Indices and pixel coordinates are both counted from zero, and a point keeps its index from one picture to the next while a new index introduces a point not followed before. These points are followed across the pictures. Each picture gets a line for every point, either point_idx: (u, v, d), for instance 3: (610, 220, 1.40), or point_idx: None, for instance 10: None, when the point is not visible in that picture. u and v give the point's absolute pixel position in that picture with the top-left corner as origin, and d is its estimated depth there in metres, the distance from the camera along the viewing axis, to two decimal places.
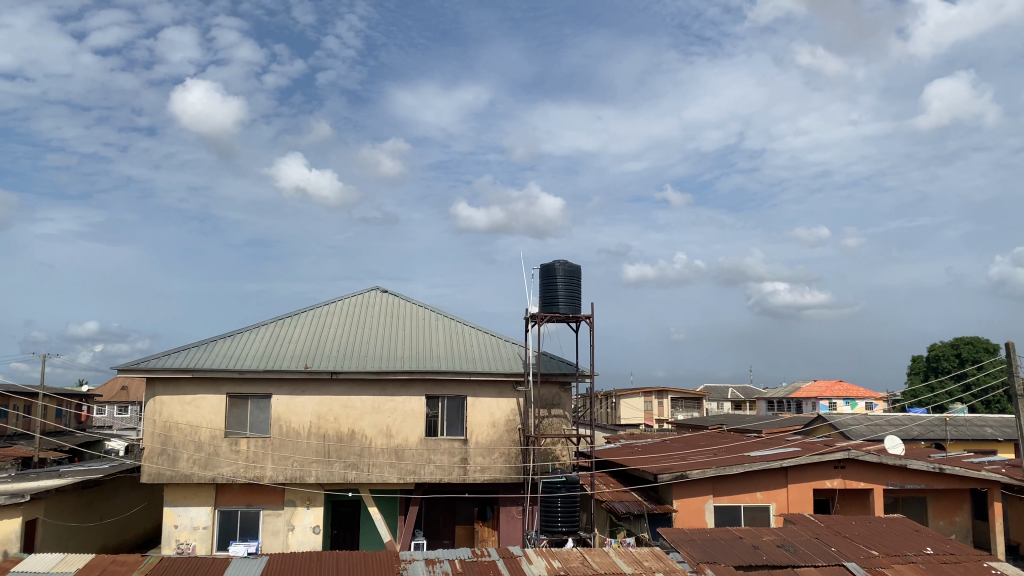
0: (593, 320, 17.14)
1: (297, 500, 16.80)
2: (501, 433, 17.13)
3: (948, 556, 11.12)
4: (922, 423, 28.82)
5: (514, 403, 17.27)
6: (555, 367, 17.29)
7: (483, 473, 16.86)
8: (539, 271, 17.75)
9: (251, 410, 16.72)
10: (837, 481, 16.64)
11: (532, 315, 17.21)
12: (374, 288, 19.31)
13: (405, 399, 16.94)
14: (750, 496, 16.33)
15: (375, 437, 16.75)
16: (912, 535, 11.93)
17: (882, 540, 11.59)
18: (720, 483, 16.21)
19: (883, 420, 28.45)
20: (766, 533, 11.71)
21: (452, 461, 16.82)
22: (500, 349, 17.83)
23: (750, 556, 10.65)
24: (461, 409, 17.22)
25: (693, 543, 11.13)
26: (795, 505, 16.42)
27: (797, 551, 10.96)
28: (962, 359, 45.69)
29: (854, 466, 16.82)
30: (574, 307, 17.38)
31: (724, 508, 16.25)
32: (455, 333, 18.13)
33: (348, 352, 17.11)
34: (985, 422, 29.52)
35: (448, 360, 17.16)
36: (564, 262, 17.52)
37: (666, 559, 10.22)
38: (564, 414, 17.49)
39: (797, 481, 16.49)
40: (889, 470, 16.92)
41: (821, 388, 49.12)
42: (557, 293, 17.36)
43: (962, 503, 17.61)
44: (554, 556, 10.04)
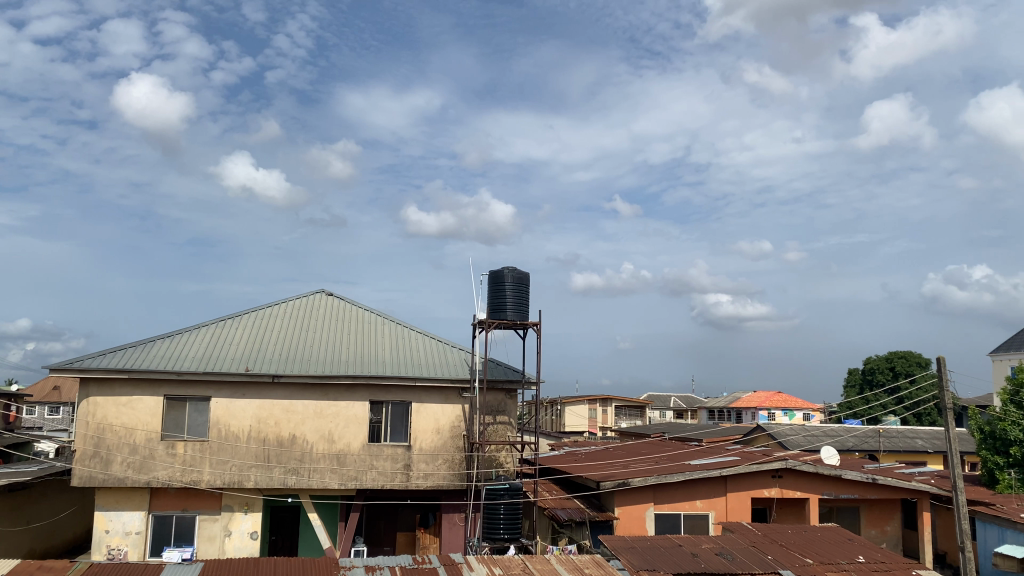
0: (539, 327, 17.23)
1: (234, 505, 16.46)
2: (445, 440, 17.06)
3: (878, 564, 11.40)
4: (857, 434, 29.61)
5: (459, 409, 17.23)
6: (500, 374, 17.31)
7: (425, 480, 16.77)
8: (487, 278, 17.76)
9: (189, 413, 16.35)
10: (775, 490, 16.96)
11: (479, 322, 17.21)
12: (319, 290, 19.08)
13: (348, 404, 16.76)
14: (690, 505, 16.54)
15: (316, 441, 16.53)
16: (845, 544, 12.21)
17: (816, 549, 11.83)
18: (661, 491, 16.37)
19: (820, 430, 29.12)
20: (704, 541, 11.87)
21: (395, 468, 16.69)
22: (447, 354, 17.77)
23: (688, 564, 10.77)
24: (405, 415, 17.11)
25: (633, 550, 11.22)
26: (733, 514, 16.68)
27: (734, 559, 11.12)
28: (896, 372, 47.08)
29: (791, 476, 17.15)
30: (521, 314, 17.42)
31: (664, 516, 16.42)
32: (401, 338, 18.00)
33: (292, 355, 16.86)
34: (916, 434, 30.40)
35: (392, 365, 17.04)
36: (512, 269, 17.55)
37: (606, 567, 10.27)
38: (509, 421, 17.57)
39: (735, 490, 16.76)
40: (825, 480, 17.27)
41: (761, 399, 50.12)
42: (504, 299, 17.37)
43: (893, 513, 18.08)
44: (495, 563, 9.99)
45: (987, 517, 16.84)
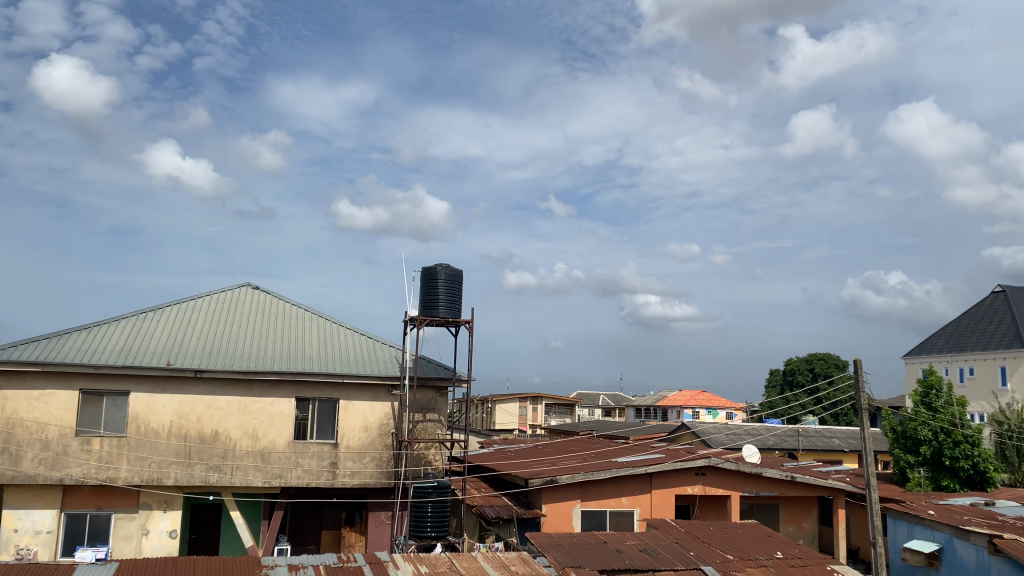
0: (472, 325, 17.21)
1: (153, 503, 15.99)
2: (373, 437, 16.90)
3: (795, 559, 11.74)
4: (777, 432, 30.43)
5: (388, 407, 17.09)
6: (432, 371, 17.27)
7: (352, 478, 16.58)
8: (420, 274, 17.65)
9: (106, 408, 15.80)
10: (697, 487, 17.32)
11: (411, 318, 17.09)
12: (244, 283, 18.65)
13: (273, 400, 16.44)
14: (615, 501, 16.75)
15: (240, 438, 16.17)
16: (764, 540, 12.56)
17: (736, 545, 12.14)
18: (588, 488, 16.55)
19: (742, 429, 29.89)
20: (629, 538, 12.05)
21: (321, 466, 16.47)
22: (376, 351, 17.60)
23: (613, 560, 10.92)
24: (332, 412, 16.88)
25: (559, 547, 11.32)
26: (658, 511, 16.96)
27: (657, 556, 11.31)
28: (815, 373, 48.64)
29: (714, 474, 17.52)
30: (454, 311, 17.37)
31: (591, 513, 16.60)
32: (330, 334, 17.74)
33: (216, 350, 16.45)
34: (833, 434, 31.44)
35: (319, 362, 16.79)
36: (445, 266, 17.48)
37: (533, 564, 10.32)
38: (438, 419, 17.53)
39: (660, 487, 17.05)
40: (746, 478, 17.71)
41: (686, 397, 51.10)
42: (437, 296, 17.29)
43: (810, 510, 18.65)
44: (421, 561, 9.95)
45: (898, 514, 17.49)
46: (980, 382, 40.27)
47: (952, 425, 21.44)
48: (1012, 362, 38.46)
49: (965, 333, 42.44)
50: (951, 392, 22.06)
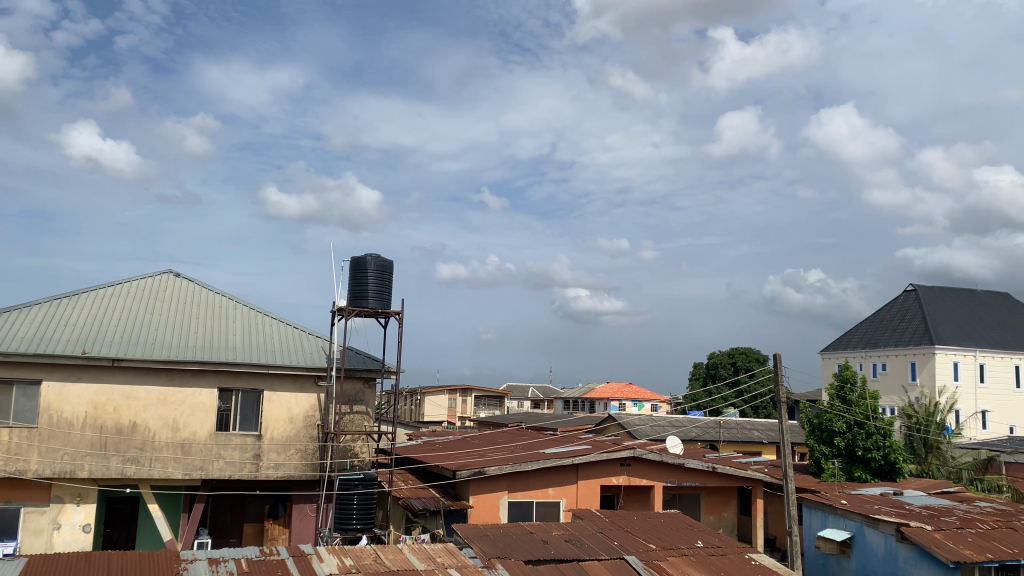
0: (401, 317, 17.11)
1: (65, 496, 15.47)
2: (298, 429, 16.66)
3: (715, 548, 12.04)
4: (700, 424, 31.13)
5: (314, 399, 16.87)
6: (359, 363, 17.15)
7: (276, 470, 16.33)
8: (349, 264, 17.43)
9: (15, 398, 15.14)
10: (622, 478, 17.61)
11: (339, 309, 16.89)
12: (166, 270, 18.10)
13: (194, 391, 16.04)
14: (542, 493, 16.89)
15: (159, 429, 15.73)
16: (686, 529, 12.85)
17: (659, 535, 12.40)
18: (516, 479, 16.65)
19: (666, 421, 30.58)
20: (555, 528, 12.18)
21: (244, 458, 16.16)
22: (303, 342, 17.32)
23: (539, 551, 11.00)
24: (256, 403, 16.55)
25: (485, 539, 11.36)
26: (583, 501, 17.19)
27: (582, 546, 11.45)
28: (736, 367, 49.94)
29: (638, 465, 17.84)
30: (383, 302, 17.26)
31: (517, 504, 16.71)
32: (255, 324, 17.38)
33: (134, 338, 15.94)
34: (753, 426, 32.33)
35: (243, 352, 16.44)
36: (375, 256, 17.30)
37: (459, 556, 10.33)
38: (366, 411, 17.41)
39: (586, 478, 17.28)
40: (669, 469, 18.08)
41: (613, 390, 51.87)
42: (366, 287, 17.12)
43: (730, 500, 19.15)
44: (346, 554, 9.85)
45: (812, 504, 18.08)
46: (891, 377, 41.99)
47: (865, 418, 22.34)
48: (921, 359, 40.23)
49: (878, 330, 44.15)
50: (864, 386, 22.98)
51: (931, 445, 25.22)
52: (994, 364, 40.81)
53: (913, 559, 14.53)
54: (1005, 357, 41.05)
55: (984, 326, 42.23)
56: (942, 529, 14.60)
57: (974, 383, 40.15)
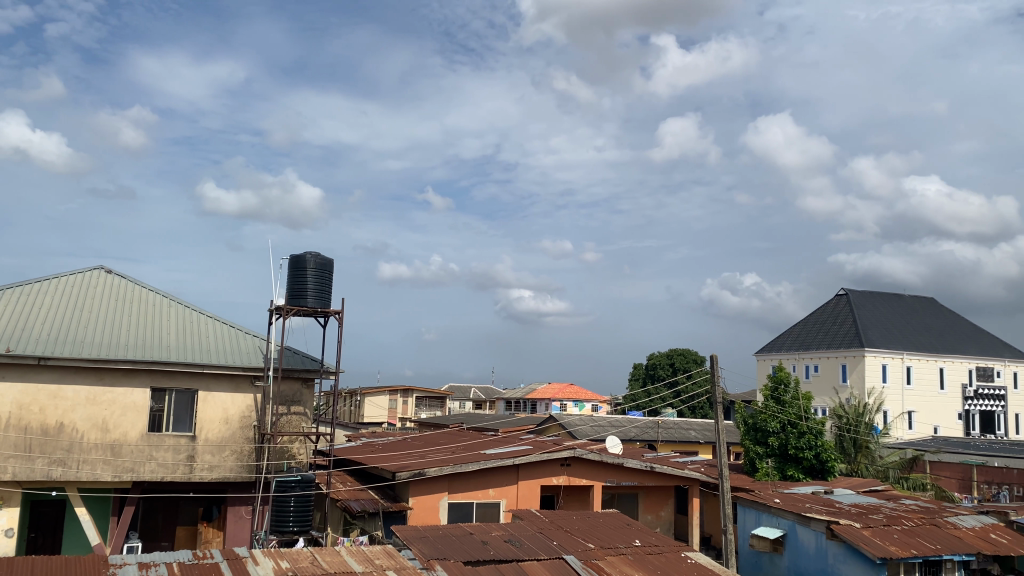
0: (341, 316, 16.92)
1: None
2: (234, 430, 16.35)
3: (652, 547, 12.20)
4: (639, 424, 31.51)
5: (250, 399, 16.58)
6: (297, 363, 16.95)
7: (210, 472, 16.01)
8: (288, 262, 17.16)
9: None
10: (562, 478, 17.71)
11: (277, 307, 16.62)
12: (96, 266, 17.55)
13: (126, 390, 15.59)
14: (482, 493, 16.88)
15: (88, 430, 15.26)
16: (624, 529, 12.99)
17: (597, 534, 12.51)
18: (456, 480, 16.61)
19: (606, 421, 30.90)
20: (495, 529, 12.19)
21: (177, 459, 15.80)
22: (239, 341, 16.99)
23: (478, 552, 10.99)
24: (190, 404, 16.18)
25: (425, 540, 11.31)
26: (523, 502, 17.24)
27: (521, 546, 11.49)
28: (675, 368, 50.74)
29: (578, 465, 17.96)
30: (323, 301, 17.04)
31: (457, 506, 16.67)
32: (189, 322, 16.98)
33: (62, 336, 15.41)
34: (690, 426, 32.89)
35: (177, 351, 16.05)
36: (315, 255, 17.07)
37: (397, 557, 10.26)
38: (304, 412, 17.21)
39: (526, 478, 17.32)
40: (608, 469, 18.25)
41: (554, 390, 52.16)
42: (305, 285, 16.88)
43: (667, 499, 19.41)
44: (282, 556, 9.69)
45: (747, 502, 18.45)
46: (824, 379, 43.18)
47: (798, 418, 22.91)
48: (851, 361, 41.44)
49: (810, 332, 45.33)
50: (797, 387, 23.58)
51: (860, 445, 25.98)
52: (920, 366, 42.26)
53: (842, 555, 14.94)
54: (930, 359, 42.54)
55: (911, 329, 43.71)
56: (869, 526, 15.06)
57: (901, 385, 41.52)
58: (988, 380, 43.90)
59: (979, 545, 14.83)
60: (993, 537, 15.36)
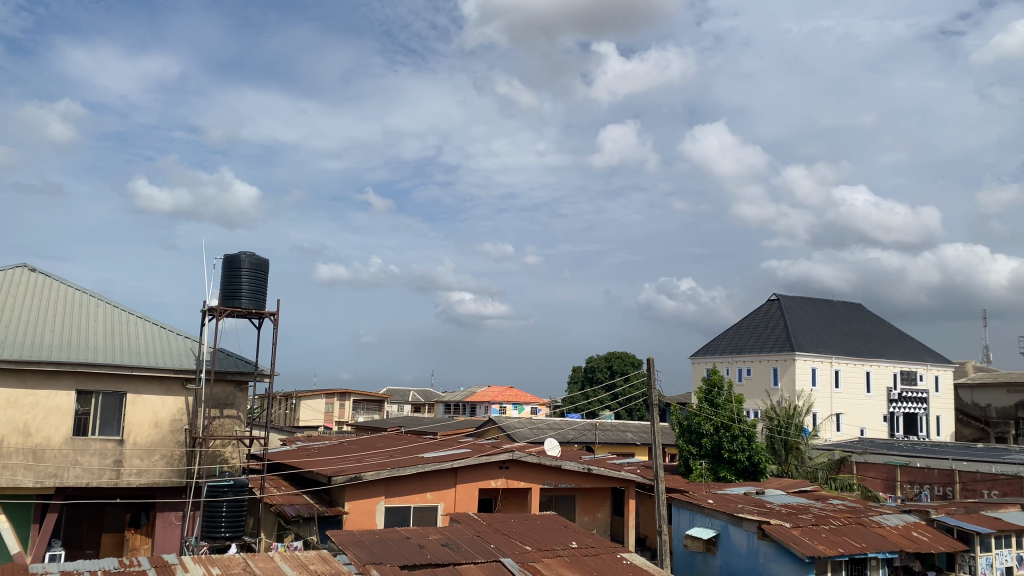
0: (276, 318, 16.66)
1: None
2: (164, 434, 15.94)
3: (589, 548, 12.29)
4: (577, 426, 31.75)
5: (181, 402, 16.19)
6: (231, 366, 16.66)
7: (139, 476, 15.57)
8: (221, 262, 16.79)
9: None
10: (501, 480, 17.73)
11: (210, 308, 16.25)
12: (19, 264, 16.88)
13: (49, 393, 15.04)
14: (420, 497, 16.77)
15: (8, 434, 14.67)
16: (561, 531, 13.07)
17: (535, 537, 12.55)
18: (392, 484, 16.48)
19: (545, 423, 31.03)
20: (432, 533, 12.12)
21: (103, 464, 15.30)
22: (170, 342, 16.57)
23: (415, 556, 10.91)
24: (118, 407, 15.70)
25: (360, 545, 11.18)
26: (461, 505, 17.18)
27: (458, 550, 11.44)
28: (613, 370, 51.30)
29: (517, 467, 17.99)
30: (257, 302, 16.73)
31: (394, 509, 16.54)
32: (118, 323, 16.48)
33: None
34: (627, 428, 33.27)
35: (105, 352, 15.58)
36: (250, 255, 16.75)
37: (333, 563, 10.11)
38: (237, 416, 16.91)
39: (464, 481, 17.26)
40: (546, 471, 18.32)
41: (493, 393, 52.11)
42: (239, 286, 16.54)
43: (604, 500, 19.58)
44: (213, 563, 9.46)
45: (681, 503, 18.73)
46: (756, 382, 44.17)
47: (731, 420, 23.37)
48: (782, 364, 42.46)
49: (743, 336, 46.33)
50: (730, 389, 24.08)
51: (791, 446, 26.63)
52: (848, 369, 43.54)
53: (773, 555, 15.29)
54: (857, 363, 43.87)
55: (839, 334, 45.01)
56: (799, 526, 15.43)
57: (830, 389, 42.74)
58: (911, 383, 45.46)
59: (902, 543, 15.32)
60: (915, 535, 15.89)
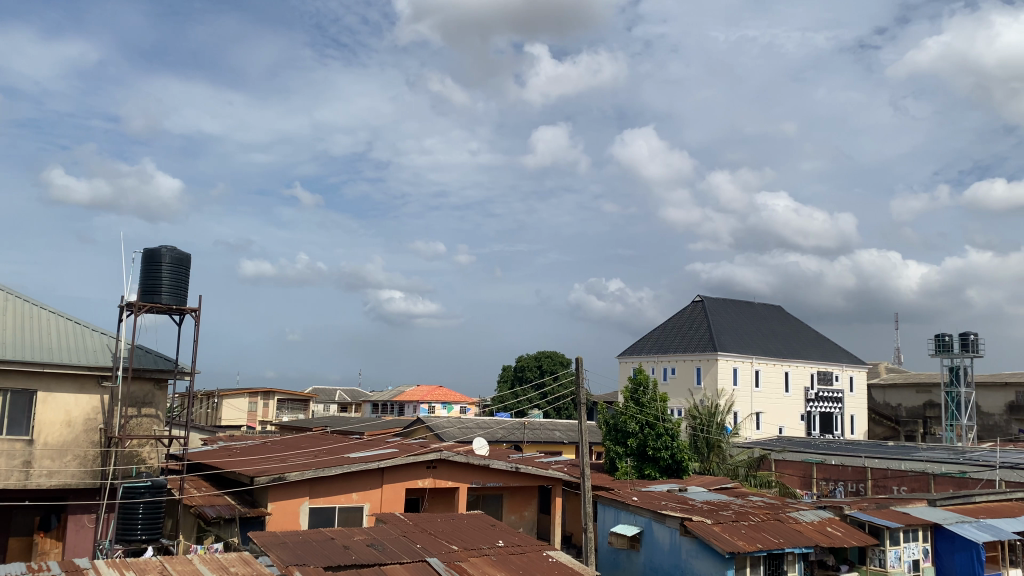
0: (198, 314, 16.22)
1: None
2: (77, 434, 15.36)
3: (514, 547, 12.33)
4: (506, 426, 31.88)
5: (96, 400, 15.62)
6: (149, 363, 16.16)
7: (49, 478, 14.95)
8: (141, 256, 16.26)
9: None
10: (428, 480, 17.65)
11: (128, 303, 15.73)
12: None
13: None
14: (345, 497, 16.56)
15: None
16: (488, 530, 13.08)
17: (461, 536, 12.53)
18: (317, 485, 16.23)
19: (473, 423, 31.04)
20: (357, 533, 11.98)
21: (11, 465, 14.64)
22: (85, 339, 15.96)
23: (339, 557, 10.76)
24: (27, 405, 15.01)
25: (284, 546, 10.98)
26: (387, 505, 17.03)
27: (384, 550, 11.34)
28: (542, 369, 51.65)
29: (444, 466, 17.93)
30: (178, 298, 16.27)
31: (318, 510, 16.30)
32: (29, 318, 15.78)
33: None
34: (555, 426, 33.52)
35: (15, 348, 14.91)
36: (171, 249, 16.27)
37: (254, 564, 9.90)
38: (155, 414, 16.41)
39: (390, 481, 17.12)
40: (474, 470, 18.30)
41: (423, 393, 51.87)
42: (160, 280, 16.05)
43: (531, 499, 19.67)
44: (129, 567, 9.15)
45: (606, 500, 18.94)
46: (680, 381, 45.06)
47: (656, 419, 23.80)
48: (705, 364, 43.43)
49: (668, 337, 47.20)
50: (655, 388, 24.50)
51: (713, 444, 27.25)
52: (768, 369, 44.81)
53: (695, 551, 15.62)
54: (777, 364, 45.18)
55: (760, 335, 46.30)
56: (719, 522, 15.80)
57: (750, 388, 43.88)
58: (827, 383, 47.08)
59: (817, 538, 15.82)
60: (829, 530, 16.45)
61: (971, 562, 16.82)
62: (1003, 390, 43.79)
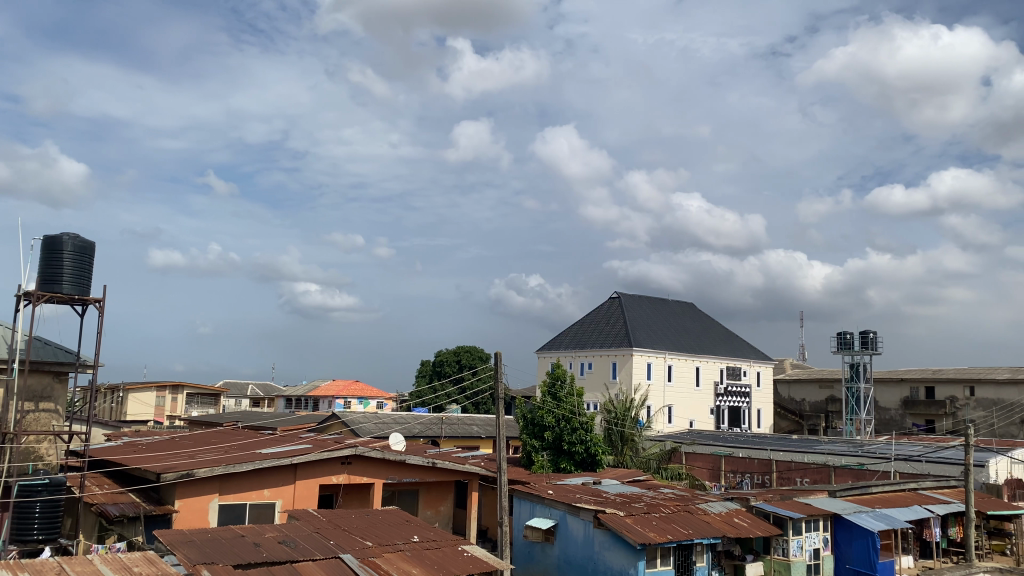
0: (101, 305, 15.61)
1: None
2: None
3: (429, 542, 12.29)
4: (423, 421, 31.74)
5: None
6: (49, 356, 15.51)
7: None
8: (40, 244, 15.54)
9: None
10: (342, 476, 17.42)
11: (26, 293, 14.97)
12: None
13: None
14: (256, 494, 16.20)
15: None
16: (403, 525, 13.01)
17: (376, 531, 12.42)
18: (227, 481, 15.82)
19: (390, 418, 30.72)
20: (269, 530, 11.75)
21: None
22: None
23: (250, 554, 10.53)
24: None
25: (191, 544, 10.66)
26: (300, 501, 16.74)
27: (296, 547, 11.14)
28: (461, 364, 51.56)
29: (359, 462, 17.71)
30: (80, 288, 15.60)
31: (228, 507, 15.89)
32: None
33: None
34: (472, 421, 33.52)
35: None
36: (73, 237, 15.62)
37: (159, 564, 9.57)
38: (54, 410, 15.74)
39: (304, 478, 16.83)
40: (389, 466, 18.14)
41: (338, 387, 51.14)
42: (61, 270, 15.35)
43: (446, 494, 19.65)
44: (23, 568, 8.72)
45: (521, 494, 19.07)
46: (596, 375, 45.71)
47: (571, 413, 24.07)
48: (621, 359, 44.19)
49: (586, 332, 47.78)
50: (572, 383, 24.76)
51: (626, 438, 27.74)
52: (680, 365, 45.89)
53: (608, 543, 15.89)
54: (689, 359, 46.33)
55: (674, 331, 47.39)
56: (631, 514, 16.12)
57: (663, 382, 44.88)
58: (737, 378, 48.52)
59: (724, 529, 16.27)
60: (736, 521, 16.97)
61: (866, 550, 17.61)
62: (898, 386, 46.06)
